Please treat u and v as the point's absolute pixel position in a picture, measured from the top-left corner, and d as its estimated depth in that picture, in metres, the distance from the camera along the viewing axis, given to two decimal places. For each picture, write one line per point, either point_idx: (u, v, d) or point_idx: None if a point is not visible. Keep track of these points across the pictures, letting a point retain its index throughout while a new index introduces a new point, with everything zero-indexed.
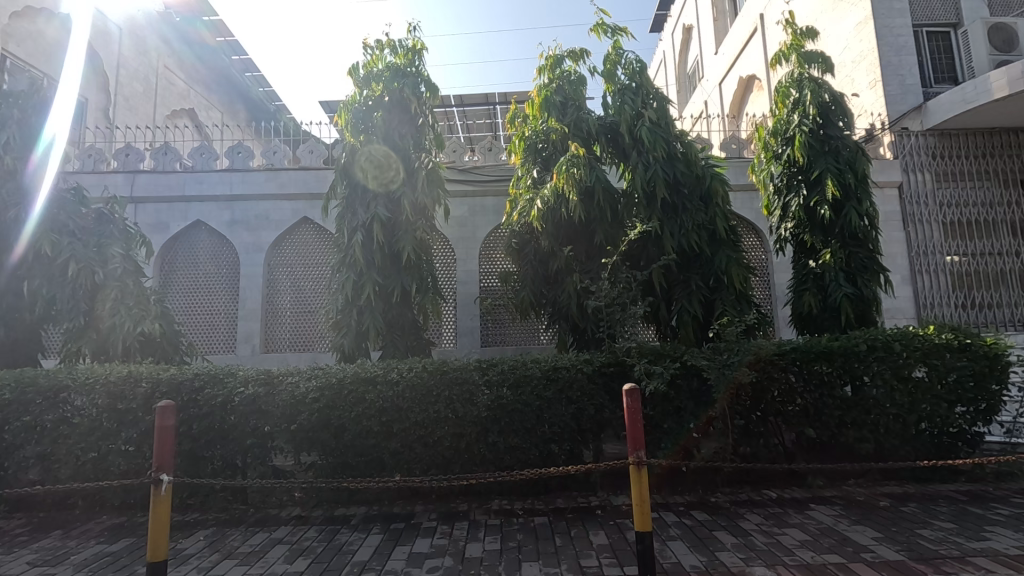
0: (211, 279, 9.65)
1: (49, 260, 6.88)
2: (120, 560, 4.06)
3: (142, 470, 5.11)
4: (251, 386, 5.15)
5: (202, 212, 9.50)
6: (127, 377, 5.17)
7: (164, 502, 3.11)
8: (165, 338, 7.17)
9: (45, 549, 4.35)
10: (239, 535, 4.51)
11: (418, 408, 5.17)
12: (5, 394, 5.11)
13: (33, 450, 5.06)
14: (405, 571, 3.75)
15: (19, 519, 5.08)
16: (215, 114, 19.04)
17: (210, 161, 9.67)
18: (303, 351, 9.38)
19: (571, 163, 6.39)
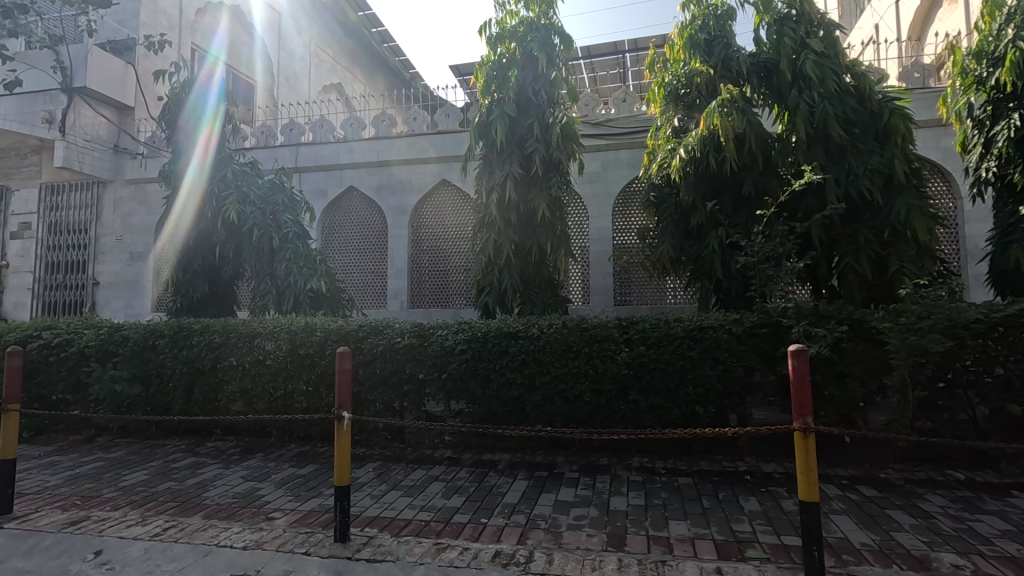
0: (364, 240, 10.55)
1: (236, 227, 7.89)
2: (310, 482, 4.73)
3: (320, 407, 5.83)
4: (406, 337, 5.62)
5: (354, 178, 10.35)
6: (306, 327, 5.90)
7: (346, 435, 3.53)
8: (330, 294, 8.02)
9: (253, 467, 5.21)
10: (402, 470, 5.02)
11: (558, 362, 5.26)
12: (216, 337, 6.10)
13: (238, 385, 6.03)
14: (552, 517, 3.91)
15: (231, 441, 6.12)
16: (359, 86, 20.37)
17: (359, 131, 10.43)
18: (445, 307, 9.97)
19: (722, 108, 5.91)
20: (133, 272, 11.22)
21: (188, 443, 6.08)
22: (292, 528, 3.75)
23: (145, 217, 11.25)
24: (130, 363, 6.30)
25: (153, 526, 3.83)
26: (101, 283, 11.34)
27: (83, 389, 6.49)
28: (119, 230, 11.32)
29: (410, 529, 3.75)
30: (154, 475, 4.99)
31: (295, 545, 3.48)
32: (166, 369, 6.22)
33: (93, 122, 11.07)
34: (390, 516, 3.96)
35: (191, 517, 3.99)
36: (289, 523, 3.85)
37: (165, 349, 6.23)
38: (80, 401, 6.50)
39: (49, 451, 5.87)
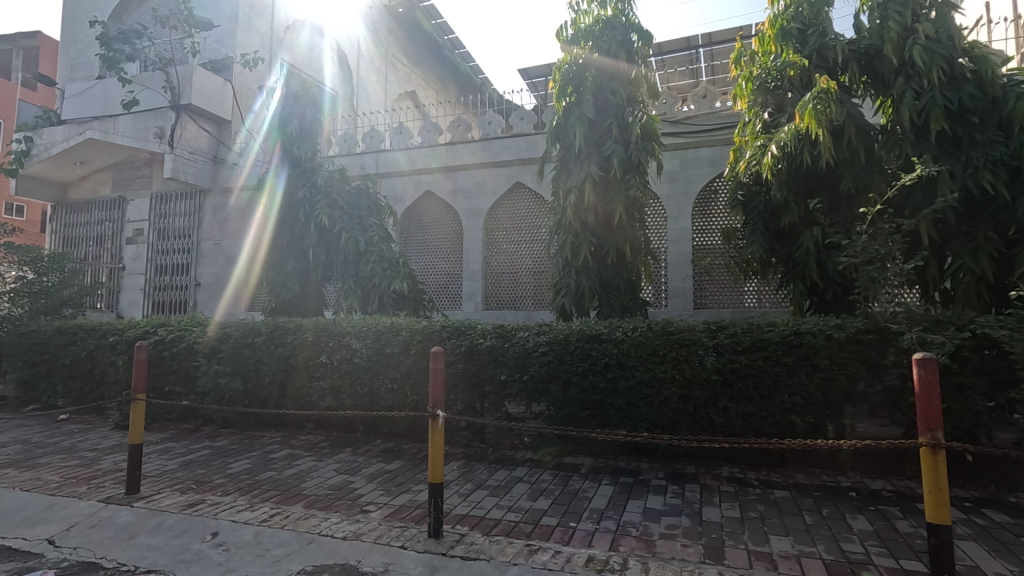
0: (440, 243, 10.82)
1: (326, 231, 8.30)
2: (398, 477, 4.88)
3: (404, 405, 6.00)
4: (488, 338, 5.68)
5: (431, 183, 10.65)
6: (392, 326, 6.08)
7: (439, 433, 3.61)
8: (411, 295, 8.29)
9: (344, 461, 5.45)
10: (486, 470, 5.07)
11: (643, 366, 5.14)
12: (310, 336, 6.42)
13: (328, 382, 6.31)
14: (642, 524, 3.81)
15: (321, 435, 6.43)
16: (431, 93, 20.90)
17: (436, 136, 10.69)
18: (517, 309, 10.01)
19: (818, 100, 5.56)
20: (229, 274, 12.06)
21: (283, 435, 6.44)
22: (387, 522, 3.88)
23: (240, 223, 12.07)
24: (232, 359, 6.75)
25: (259, 513, 4.07)
26: (201, 284, 12.25)
27: (191, 382, 7.03)
28: (217, 235, 12.20)
29: (499, 528, 3.78)
30: (256, 464, 5.32)
31: (392, 539, 3.59)
32: (263, 365, 6.61)
33: (196, 136, 12.02)
34: (479, 515, 4.01)
35: (292, 506, 4.21)
36: (382, 517, 3.98)
37: (263, 346, 6.62)
38: (188, 392, 7.04)
39: (163, 438, 6.40)
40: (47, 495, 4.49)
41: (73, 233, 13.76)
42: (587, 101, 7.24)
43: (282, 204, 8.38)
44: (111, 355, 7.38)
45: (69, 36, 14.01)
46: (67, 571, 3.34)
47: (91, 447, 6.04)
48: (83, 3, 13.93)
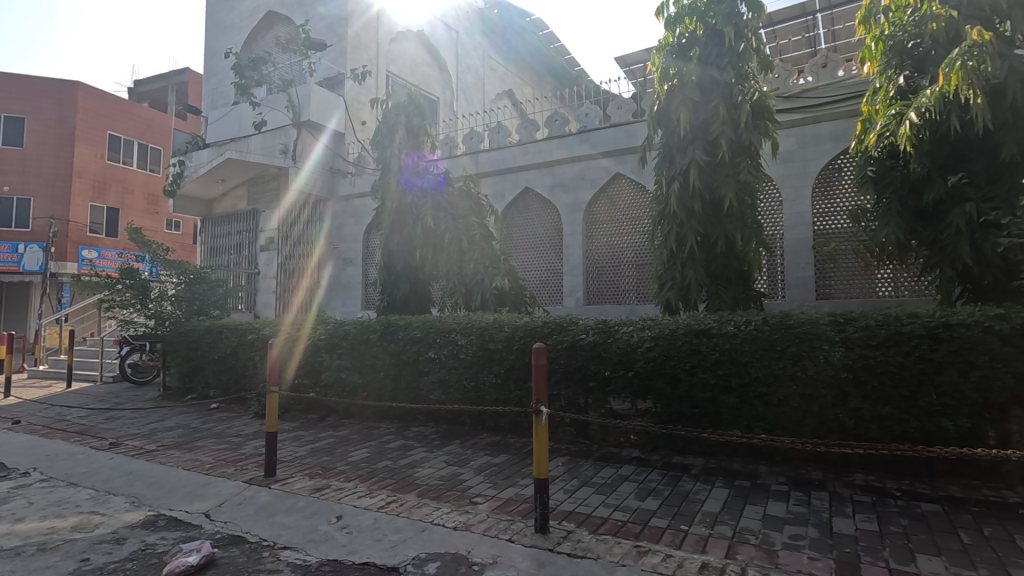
0: (540, 239, 10.86)
1: (431, 232, 8.65)
2: (505, 471, 4.97)
3: (508, 399, 6.08)
4: (591, 334, 5.60)
5: (529, 179, 10.72)
6: (495, 323, 6.21)
7: (543, 429, 3.64)
8: (513, 292, 8.45)
9: (453, 453, 5.66)
10: (591, 467, 5.01)
11: (758, 363, 4.78)
12: (419, 333, 6.72)
13: (436, 377, 6.57)
14: (761, 532, 3.56)
15: (431, 427, 6.72)
16: (528, 90, 21.02)
17: (533, 133, 10.77)
18: (620, 303, 9.77)
19: (971, 55, 4.81)
20: (348, 276, 13.00)
21: (397, 427, 6.82)
22: (495, 514, 3.96)
23: (355, 227, 12.94)
24: (350, 355, 7.26)
25: (378, 499, 4.34)
26: (324, 285, 13.50)
27: (316, 375, 7.64)
28: (336, 240, 13.21)
29: (606, 527, 3.71)
30: (374, 454, 5.69)
31: (500, 531, 3.66)
32: (378, 360, 7.02)
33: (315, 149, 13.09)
34: (585, 512, 3.96)
35: (407, 494, 4.44)
36: (491, 509, 4.07)
37: (377, 342, 7.04)
38: (314, 385, 7.68)
39: (294, 427, 7.05)
40: (203, 473, 5.12)
41: (218, 243, 15.58)
42: (691, 83, 6.84)
43: (392, 208, 8.80)
44: (250, 351, 8.26)
45: (209, 70, 15.87)
46: (220, 542, 3.79)
47: (236, 433, 6.80)
48: (219, 39, 15.70)
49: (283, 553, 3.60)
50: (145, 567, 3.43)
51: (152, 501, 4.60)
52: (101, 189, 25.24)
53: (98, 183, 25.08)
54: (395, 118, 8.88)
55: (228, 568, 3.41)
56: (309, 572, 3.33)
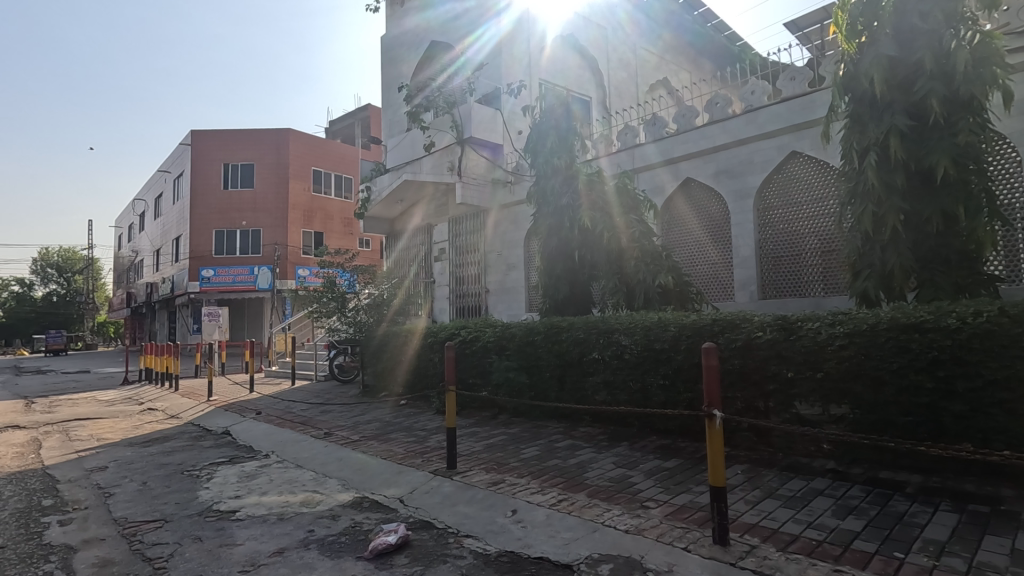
0: (705, 231, 10.20)
1: (589, 232, 8.62)
2: (677, 476, 4.76)
3: (677, 402, 5.80)
4: (768, 331, 5.10)
5: (691, 169, 10.16)
6: (659, 322, 5.99)
7: (718, 434, 3.42)
8: (678, 288, 8.15)
9: (622, 455, 5.57)
10: (776, 477, 4.56)
11: (995, 363, 3.92)
12: (582, 333, 6.76)
13: (601, 378, 6.53)
14: (1009, 569, 2.91)
15: (599, 428, 6.70)
16: (685, 75, 20.00)
17: (693, 120, 10.19)
18: (803, 297, 8.75)
19: None
20: (512, 280, 13.50)
21: (565, 427, 6.92)
22: (668, 521, 3.81)
23: (515, 233, 13.44)
24: (517, 356, 7.56)
25: (550, 497, 4.46)
26: (490, 291, 14.04)
27: (487, 375, 8.07)
28: (499, 246, 13.83)
29: (798, 546, 3.34)
30: (544, 452, 5.85)
31: (674, 539, 3.52)
32: (543, 361, 7.21)
33: (477, 162, 13.92)
34: (771, 527, 3.62)
35: (578, 493, 4.50)
36: (664, 515, 3.93)
37: (542, 344, 7.23)
38: (485, 385, 8.12)
39: (470, 423, 7.57)
40: (396, 463, 5.76)
41: (400, 257, 17.41)
42: (885, 39, 5.88)
43: (548, 213, 8.91)
44: (430, 354, 9.07)
45: (386, 102, 17.85)
46: (413, 525, 4.22)
47: (422, 428, 7.52)
48: (392, 74, 17.56)
49: (466, 540, 3.88)
50: (355, 542, 3.95)
51: (358, 485, 5.30)
52: (309, 217, 29.88)
53: (306, 213, 29.74)
54: (548, 124, 9.03)
55: (421, 549, 3.78)
56: (489, 561, 3.54)
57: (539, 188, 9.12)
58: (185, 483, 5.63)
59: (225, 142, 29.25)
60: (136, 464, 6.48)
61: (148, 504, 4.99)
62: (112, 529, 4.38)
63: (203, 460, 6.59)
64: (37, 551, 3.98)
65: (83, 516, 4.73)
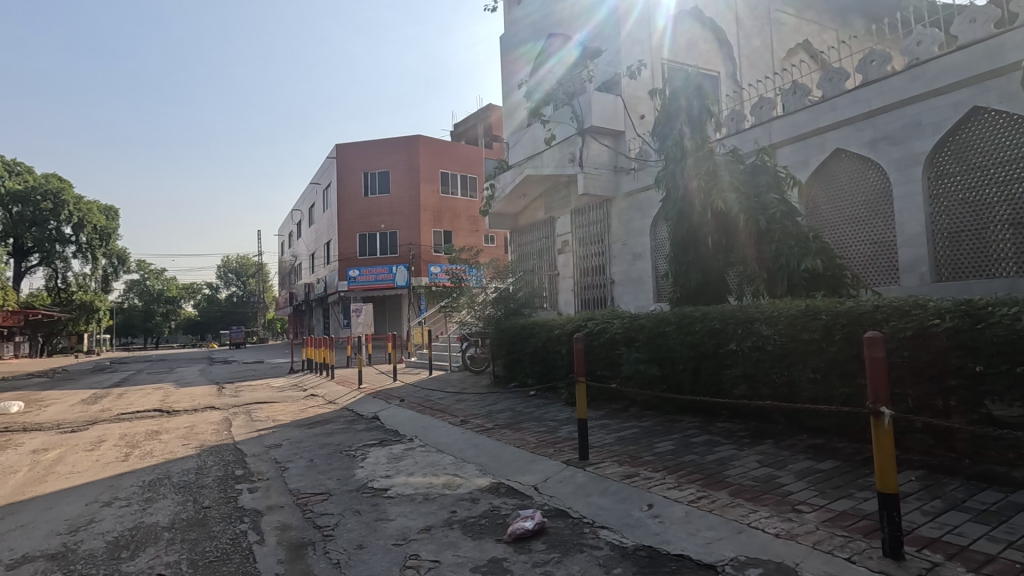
0: (861, 207, 9.08)
1: (724, 216, 8.07)
2: (835, 480, 4.32)
3: (832, 398, 5.25)
4: (948, 319, 4.41)
5: (840, 139, 9.10)
6: (808, 310, 5.46)
7: (887, 434, 3.04)
8: (829, 272, 7.42)
9: (767, 453, 5.18)
10: (962, 487, 3.94)
11: None
12: (717, 323, 6.39)
13: (740, 370, 6.13)
14: None
15: (740, 424, 6.30)
16: (830, 34, 17.87)
17: (842, 83, 9.12)
18: (990, 277, 7.45)
19: None
20: (638, 270, 13.13)
21: (702, 422, 6.60)
22: (826, 527, 3.48)
23: (640, 221, 13.05)
24: (647, 347, 7.34)
25: (688, 493, 4.28)
26: (616, 281, 13.79)
27: (616, 367, 7.93)
28: (623, 236, 13.54)
29: (996, 568, 2.86)
30: (680, 447, 5.63)
31: (835, 547, 3.20)
32: (675, 353, 6.93)
33: (599, 151, 13.72)
34: (958, 544, 3.14)
35: (719, 491, 4.27)
36: (820, 521, 3.59)
37: (673, 335, 6.95)
38: (614, 377, 8.00)
39: (600, 415, 7.52)
40: (529, 451, 5.90)
41: (525, 251, 17.77)
42: None
43: (677, 198, 8.48)
44: (556, 346, 9.16)
45: (506, 101, 18.31)
46: (548, 513, 4.30)
47: (552, 418, 7.62)
48: (512, 71, 17.89)
49: (602, 531, 3.87)
50: (494, 525, 4.13)
51: (494, 471, 5.53)
52: (439, 217, 31.63)
53: (436, 213, 31.51)
54: (672, 105, 8.63)
55: (558, 537, 3.84)
56: (626, 554, 3.50)
57: (666, 173, 8.69)
58: (343, 462, 6.28)
59: (364, 153, 31.95)
60: (304, 443, 7.37)
61: (316, 478, 5.65)
62: (289, 498, 5.03)
63: (357, 442, 7.30)
64: (234, 512, 4.70)
65: (266, 485, 5.48)
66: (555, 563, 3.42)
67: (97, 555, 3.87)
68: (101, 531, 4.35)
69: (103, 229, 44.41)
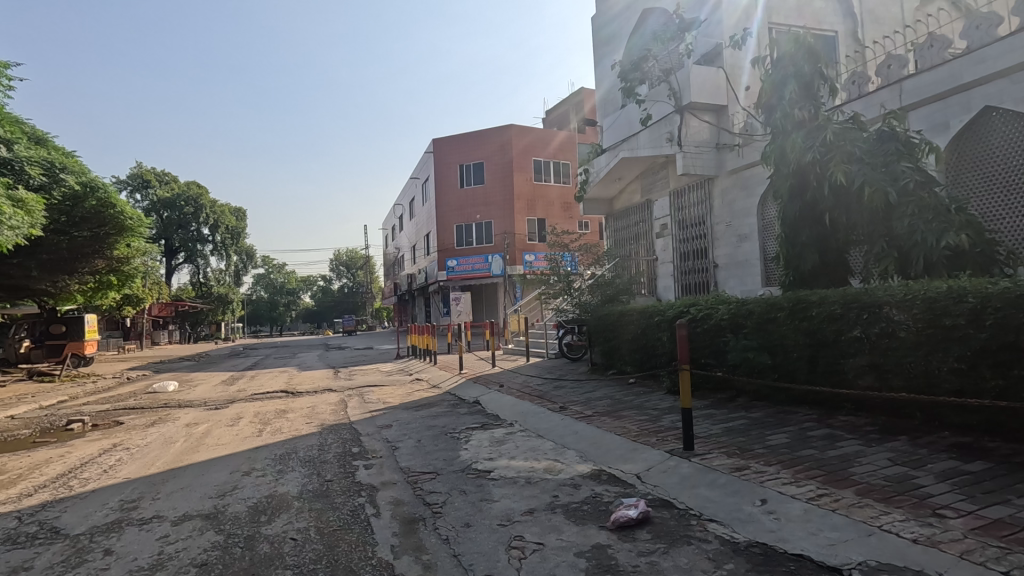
0: (1018, 172, 7.88)
1: (846, 189, 7.28)
2: (986, 483, 3.82)
3: (981, 391, 4.65)
4: None
5: (989, 95, 7.91)
6: (950, 292, 4.83)
7: None
8: (977, 249, 6.61)
9: (900, 450, 4.68)
10: None
11: None
12: (837, 308, 5.85)
13: (866, 359, 5.58)
14: None
15: (866, 418, 5.76)
16: None
17: (993, 30, 7.91)
18: None
19: None
20: (745, 252, 12.34)
21: (820, 415, 6.12)
22: (977, 536, 3.08)
23: (747, 200, 12.24)
24: (757, 334, 6.90)
25: (807, 490, 3.99)
26: (719, 265, 13.10)
27: (722, 355, 7.55)
28: (728, 216, 12.79)
29: None
30: (796, 440, 5.25)
31: (988, 559, 2.83)
32: (789, 341, 6.45)
33: (699, 129, 13.02)
34: None
35: (843, 489, 3.94)
36: (969, 528, 3.19)
37: (787, 321, 6.46)
38: (720, 365, 7.62)
39: (705, 405, 7.21)
40: (631, 439, 5.80)
41: (621, 236, 17.39)
42: None
43: (790, 172, 7.71)
44: (656, 332, 8.89)
45: (600, 83, 17.88)
46: (652, 502, 4.21)
47: (654, 407, 7.44)
48: (605, 52, 17.42)
49: (710, 525, 3.72)
50: (597, 512, 4.11)
51: (595, 458, 5.50)
52: (532, 205, 31.79)
53: (529, 201, 31.68)
54: (781, 73, 7.94)
55: (663, 528, 3.74)
56: (738, 550, 3.33)
57: (775, 146, 7.88)
58: (448, 443, 6.56)
59: (458, 146, 32.80)
60: (412, 425, 7.79)
61: (424, 458, 5.96)
62: (400, 476, 5.35)
63: (460, 425, 7.59)
64: (353, 486, 5.08)
65: (379, 463, 5.87)
66: (661, 554, 3.34)
67: (241, 518, 4.36)
68: (244, 497, 4.90)
69: (234, 229, 49.55)
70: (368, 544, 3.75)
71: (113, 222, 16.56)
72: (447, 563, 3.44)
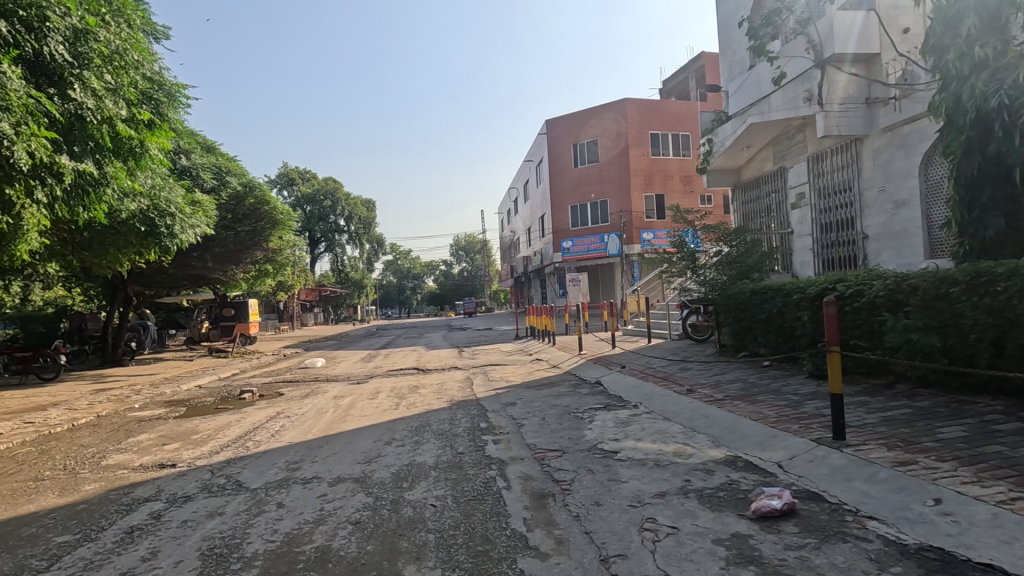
0: None
1: None
2: None
3: None
4: None
5: None
6: None
7: None
8: None
9: None
10: None
11: None
12: None
13: None
14: None
15: None
16: None
17: None
18: None
19: None
20: (902, 220, 10.86)
21: (1007, 406, 5.25)
22: None
23: (905, 161, 10.74)
24: (922, 313, 6.06)
25: (994, 491, 3.44)
26: (870, 236, 11.65)
27: (877, 336, 6.75)
28: (880, 181, 11.30)
29: None
30: (976, 434, 4.55)
31: None
32: (966, 320, 5.58)
33: (843, 84, 11.56)
34: None
35: None
36: None
37: (963, 298, 5.58)
38: (873, 348, 6.82)
39: (857, 391, 6.50)
40: (769, 426, 5.41)
41: (751, 208, 16.16)
42: None
43: (968, 124, 6.56)
44: (793, 311, 8.18)
45: (724, 44, 16.59)
46: (799, 494, 3.89)
47: (794, 392, 6.86)
48: (730, 9, 16.07)
49: (870, 522, 3.36)
50: (735, 499, 3.90)
51: (729, 443, 5.21)
52: (650, 181, 30.64)
53: (646, 177, 30.56)
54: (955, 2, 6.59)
55: (813, 522, 3.45)
56: (907, 552, 2.97)
57: (949, 94, 6.70)
58: (572, 423, 6.59)
59: (572, 125, 32.43)
60: (535, 403, 7.96)
61: (549, 436, 6.06)
62: (527, 452, 5.49)
63: (584, 405, 7.59)
64: (484, 459, 5.31)
65: (507, 438, 6.07)
66: (812, 550, 3.08)
67: (386, 483, 4.75)
68: (387, 464, 5.33)
69: (365, 219, 53.61)
70: (501, 515, 3.90)
71: (269, 218, 19.01)
72: (580, 539, 3.46)
